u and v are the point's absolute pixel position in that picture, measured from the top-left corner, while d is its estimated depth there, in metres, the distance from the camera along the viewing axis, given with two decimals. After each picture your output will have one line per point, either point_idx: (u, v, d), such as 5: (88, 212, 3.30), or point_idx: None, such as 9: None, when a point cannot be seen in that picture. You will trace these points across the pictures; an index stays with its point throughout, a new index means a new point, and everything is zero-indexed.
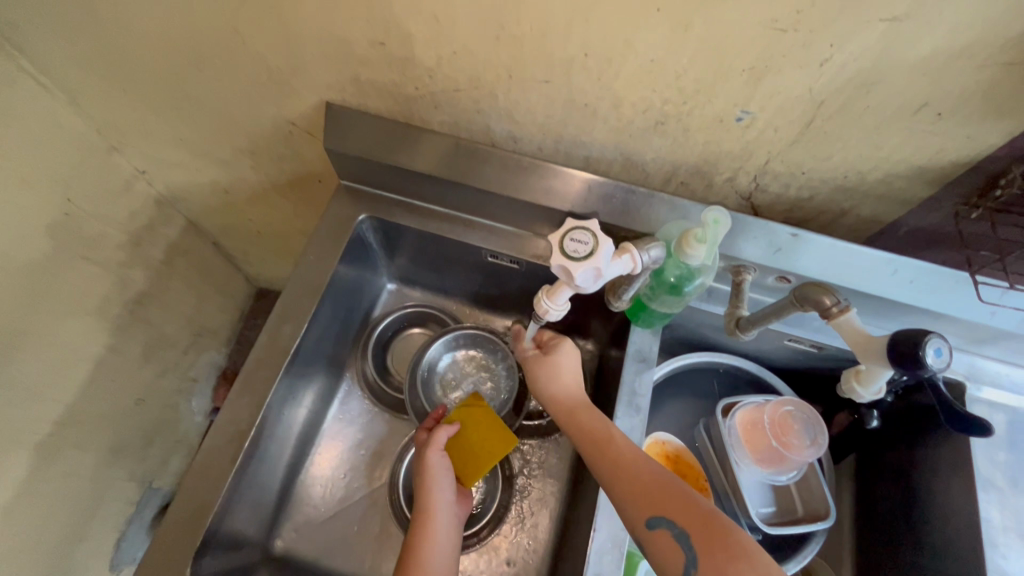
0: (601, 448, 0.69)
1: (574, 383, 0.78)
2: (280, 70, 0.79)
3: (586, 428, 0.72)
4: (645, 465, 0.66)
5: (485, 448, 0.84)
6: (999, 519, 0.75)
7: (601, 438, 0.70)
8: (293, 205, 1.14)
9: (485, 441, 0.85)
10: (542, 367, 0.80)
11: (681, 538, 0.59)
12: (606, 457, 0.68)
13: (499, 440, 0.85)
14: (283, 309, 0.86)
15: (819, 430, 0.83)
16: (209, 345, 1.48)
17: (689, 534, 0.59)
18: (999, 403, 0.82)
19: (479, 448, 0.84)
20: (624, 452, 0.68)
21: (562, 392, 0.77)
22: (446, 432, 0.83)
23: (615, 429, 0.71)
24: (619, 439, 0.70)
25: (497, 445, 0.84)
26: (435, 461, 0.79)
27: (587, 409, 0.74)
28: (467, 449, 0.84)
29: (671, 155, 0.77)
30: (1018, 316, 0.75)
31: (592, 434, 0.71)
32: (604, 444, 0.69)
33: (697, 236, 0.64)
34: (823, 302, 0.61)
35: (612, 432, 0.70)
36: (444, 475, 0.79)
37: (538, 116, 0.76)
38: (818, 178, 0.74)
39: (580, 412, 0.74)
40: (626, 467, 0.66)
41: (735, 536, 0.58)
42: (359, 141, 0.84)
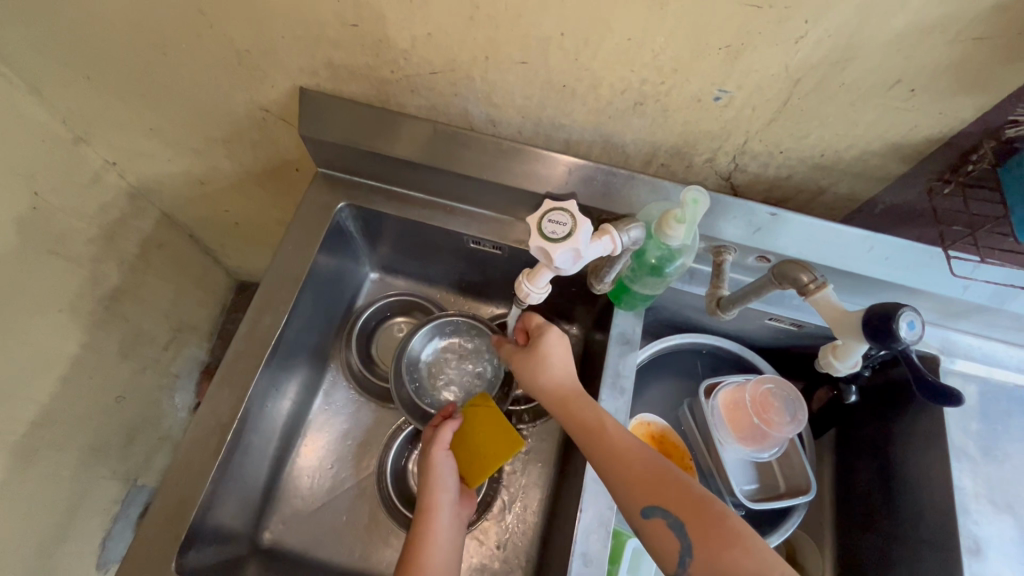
0: (593, 437, 0.69)
1: (564, 371, 0.76)
2: (250, 54, 0.77)
3: (577, 416, 0.71)
4: (639, 453, 0.66)
5: (492, 449, 0.82)
6: (972, 487, 0.77)
7: (592, 427, 0.70)
8: (271, 194, 1.12)
9: (493, 443, 0.83)
10: (531, 356, 0.79)
11: (675, 525, 0.61)
12: (599, 447, 0.68)
13: (506, 441, 0.82)
14: (263, 300, 0.85)
15: (799, 406, 0.85)
16: (191, 341, 1.45)
17: (684, 523, 0.61)
18: (972, 375, 0.84)
19: (485, 450, 0.82)
20: (616, 439, 0.68)
21: (550, 379, 0.76)
22: (450, 428, 0.83)
23: (606, 416, 0.71)
24: (611, 427, 0.70)
25: (504, 447, 0.82)
26: (439, 461, 0.80)
27: (578, 397, 0.73)
28: (472, 449, 0.83)
29: (650, 136, 0.76)
30: (988, 290, 0.77)
31: (584, 424, 0.70)
32: (596, 433, 0.69)
33: (676, 217, 0.64)
34: (801, 279, 0.61)
35: (604, 420, 0.70)
36: (448, 476, 0.80)
37: (516, 98, 0.75)
38: (795, 157, 0.75)
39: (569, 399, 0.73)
40: (621, 456, 0.66)
41: (731, 522, 0.60)
42: (334, 127, 0.83)
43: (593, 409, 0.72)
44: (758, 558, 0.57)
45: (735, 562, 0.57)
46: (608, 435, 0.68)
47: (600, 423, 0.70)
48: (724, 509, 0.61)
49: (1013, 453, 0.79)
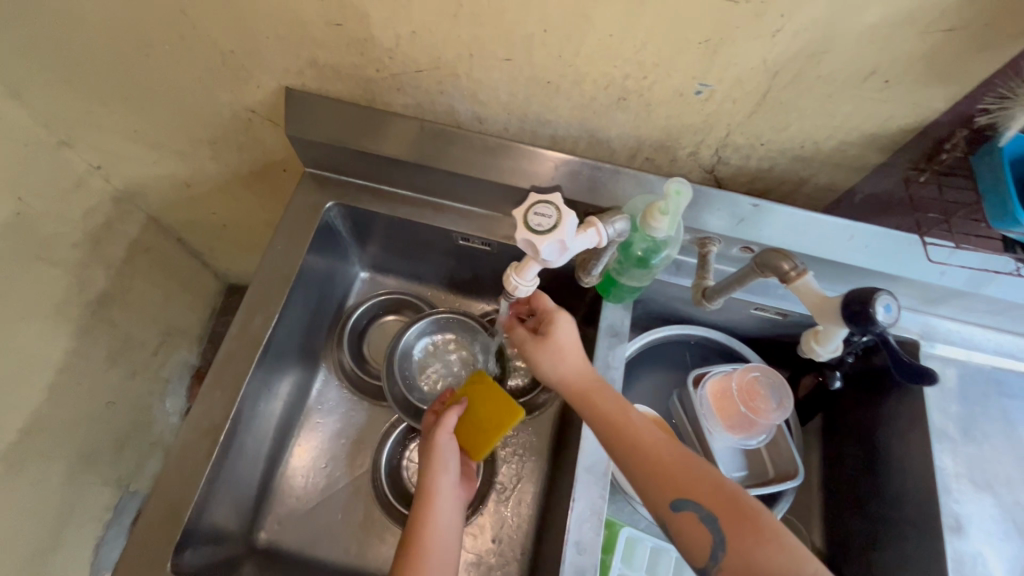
0: (619, 431, 0.69)
1: (580, 361, 0.76)
2: (235, 55, 0.77)
3: (600, 409, 0.71)
4: (667, 448, 0.67)
5: (494, 425, 0.83)
6: (953, 467, 0.79)
7: (617, 420, 0.69)
8: (258, 195, 1.12)
9: (494, 415, 0.84)
10: (546, 346, 0.77)
11: (707, 520, 0.61)
12: (626, 442, 0.68)
13: (505, 411, 0.83)
14: (253, 301, 0.85)
15: (785, 393, 0.86)
16: (181, 345, 1.44)
17: (716, 517, 0.61)
18: (952, 358, 0.86)
19: (487, 424, 0.83)
20: (642, 434, 0.68)
21: (571, 371, 0.75)
22: (454, 413, 0.82)
23: (630, 409, 0.71)
24: (636, 420, 0.69)
25: (505, 417, 0.83)
26: (443, 444, 0.79)
27: (599, 389, 0.73)
28: (475, 427, 0.84)
29: (635, 131, 0.77)
30: (965, 274, 0.79)
31: (607, 417, 0.70)
32: (623, 427, 0.69)
33: (660, 209, 0.65)
34: (782, 266, 0.62)
35: (628, 414, 0.70)
36: (450, 456, 0.79)
37: (502, 95, 0.76)
38: (776, 149, 0.76)
39: (591, 392, 0.72)
40: (648, 451, 0.66)
41: (765, 518, 0.60)
42: (321, 126, 0.83)
43: (617, 402, 0.71)
44: (793, 553, 0.57)
45: (769, 557, 0.57)
46: (634, 430, 0.68)
47: (625, 417, 0.70)
48: (756, 504, 0.62)
49: (992, 433, 0.82)
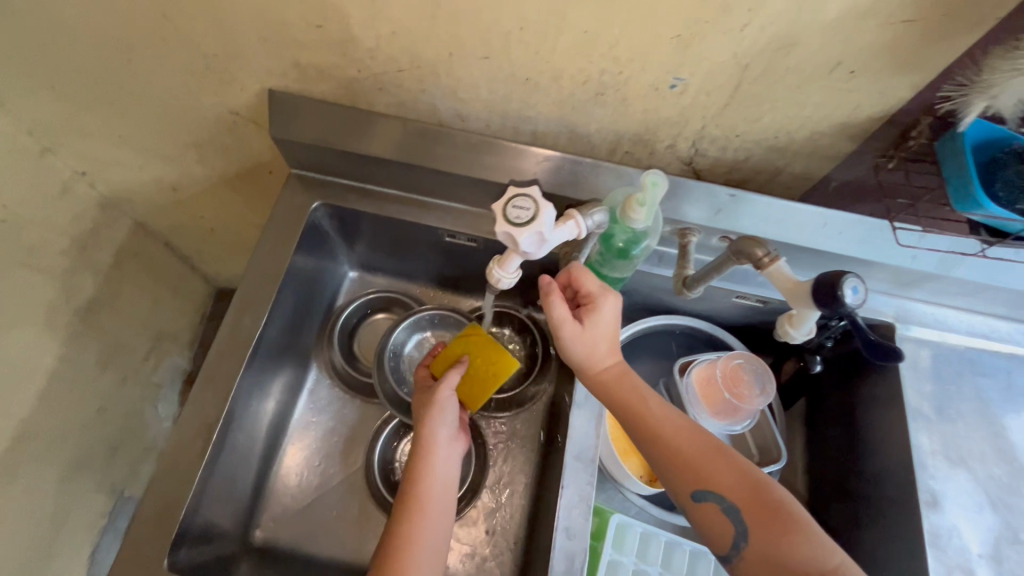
0: (648, 428, 0.70)
1: (608, 351, 0.74)
2: (217, 58, 0.78)
3: (628, 402, 0.71)
4: (694, 442, 0.69)
5: (493, 378, 0.83)
6: (928, 445, 0.82)
7: (644, 414, 0.70)
8: (245, 198, 1.12)
9: (493, 367, 0.83)
10: (583, 339, 0.73)
11: (729, 511, 0.64)
12: (654, 437, 0.69)
13: (501, 364, 0.83)
14: (242, 301, 0.86)
15: (767, 379, 0.89)
16: (171, 349, 1.45)
17: (738, 509, 0.64)
18: (925, 340, 0.89)
19: (486, 377, 0.84)
20: (669, 429, 0.70)
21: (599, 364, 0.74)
22: (457, 373, 0.82)
23: (652, 398, 0.72)
24: (664, 414, 0.70)
25: (502, 369, 0.83)
26: (444, 401, 0.80)
27: (623, 378, 0.73)
28: (475, 380, 0.84)
29: (613, 125, 0.79)
30: (935, 258, 0.82)
31: (628, 406, 0.71)
32: (650, 422, 0.70)
33: (638, 201, 0.67)
34: (755, 253, 0.65)
35: (651, 404, 0.71)
36: (449, 409, 0.81)
37: (482, 92, 0.77)
38: (751, 140, 0.79)
39: (619, 385, 0.72)
40: (674, 445, 0.68)
41: (788, 509, 0.63)
42: (305, 127, 0.84)
43: (645, 396, 0.72)
44: (816, 543, 0.59)
45: (791, 547, 0.60)
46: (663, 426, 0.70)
47: (651, 412, 0.71)
48: (779, 495, 0.64)
49: (965, 411, 0.85)
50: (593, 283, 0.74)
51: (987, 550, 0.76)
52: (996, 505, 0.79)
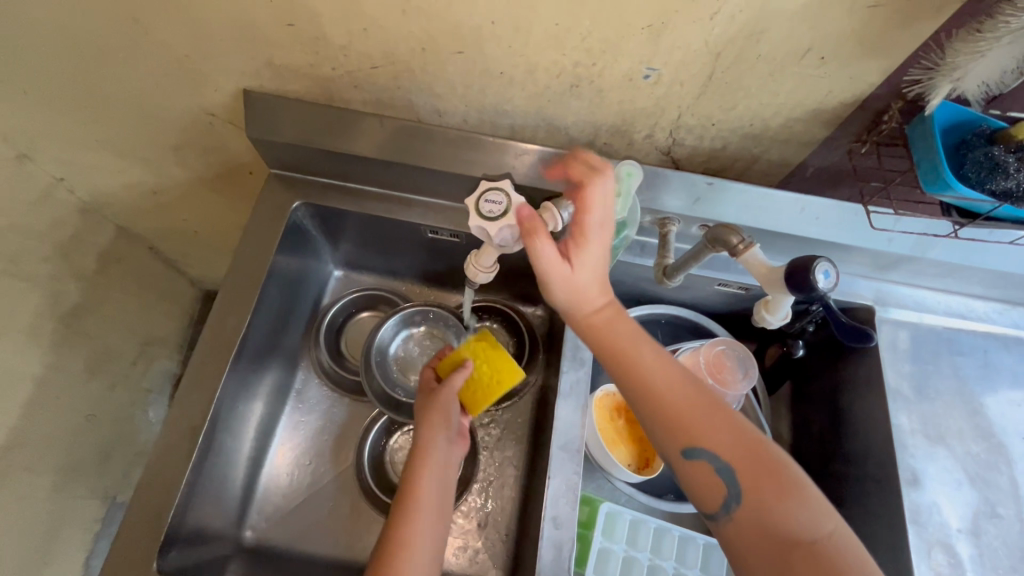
0: (639, 378, 0.62)
1: (598, 293, 0.65)
2: (190, 59, 0.77)
3: (619, 347, 0.64)
4: (687, 393, 0.62)
5: (498, 385, 0.82)
6: (908, 424, 0.83)
7: (633, 361, 0.63)
8: (228, 199, 1.12)
9: (497, 374, 0.83)
10: (569, 281, 0.64)
11: (722, 470, 0.58)
12: (643, 387, 0.62)
13: (506, 372, 0.82)
14: (225, 303, 0.86)
15: (750, 363, 0.90)
16: (161, 354, 1.44)
17: (733, 468, 0.58)
18: (904, 322, 0.90)
19: (490, 382, 0.83)
20: (663, 379, 0.62)
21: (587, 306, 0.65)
22: (461, 376, 0.82)
23: (643, 346, 0.64)
24: (657, 363, 0.63)
25: (506, 378, 0.82)
26: (446, 403, 0.82)
27: (613, 323, 0.65)
28: (480, 387, 0.84)
29: (590, 117, 0.80)
30: (911, 240, 0.83)
31: (616, 352, 0.64)
32: (641, 371, 0.63)
33: (612, 191, 0.67)
34: (730, 240, 0.65)
35: (641, 351, 0.64)
36: (451, 411, 0.82)
37: (458, 87, 0.77)
38: (727, 128, 0.79)
39: (607, 331, 0.65)
40: (666, 396, 0.61)
41: (784, 471, 0.57)
42: (283, 126, 0.84)
43: (637, 343, 0.64)
44: (811, 508, 0.55)
45: (788, 512, 0.54)
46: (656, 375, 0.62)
47: (642, 360, 0.63)
48: (776, 455, 0.59)
49: (944, 390, 0.86)
50: (598, 201, 0.64)
51: (967, 525, 0.77)
52: (975, 481, 0.80)
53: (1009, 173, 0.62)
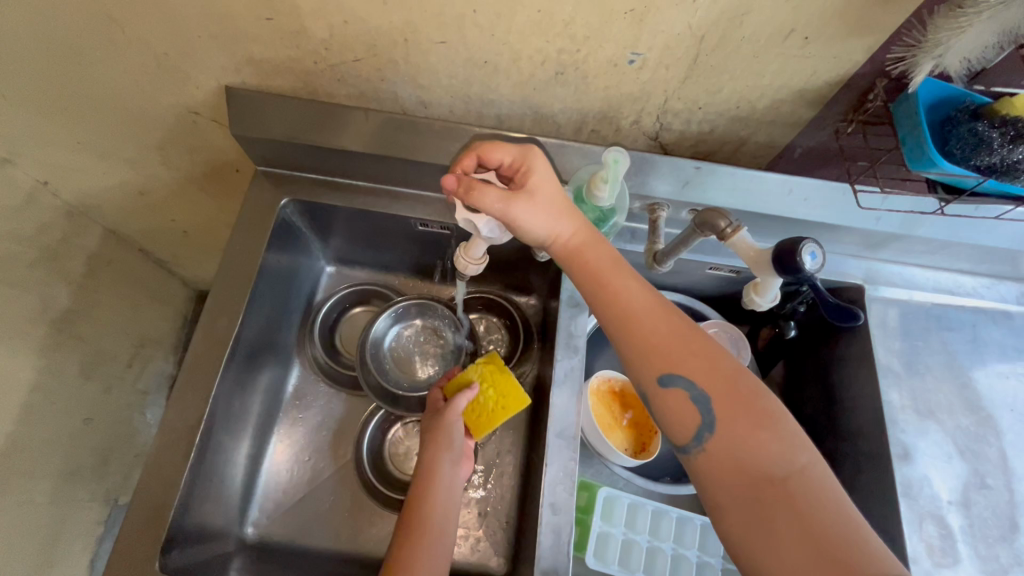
0: (622, 308, 0.61)
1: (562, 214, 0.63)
2: (169, 57, 0.76)
3: (597, 275, 0.63)
4: (669, 324, 0.61)
5: (500, 409, 0.83)
6: (899, 400, 0.85)
7: (614, 290, 0.62)
8: (215, 197, 1.11)
9: (502, 399, 0.84)
10: (535, 212, 0.61)
11: (698, 400, 0.58)
12: (625, 316, 0.61)
13: (512, 398, 0.83)
14: (217, 303, 0.86)
15: (742, 343, 0.92)
16: (155, 355, 1.43)
17: (709, 398, 0.57)
18: (894, 299, 0.91)
19: (495, 407, 0.84)
20: (647, 311, 0.61)
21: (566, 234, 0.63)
22: (464, 397, 0.84)
23: (621, 273, 0.63)
24: (638, 291, 0.62)
25: (511, 404, 0.83)
26: (451, 425, 0.83)
27: (588, 248, 0.63)
28: (484, 410, 0.85)
29: (576, 105, 0.79)
30: (899, 218, 0.83)
31: (596, 278, 0.63)
32: (624, 303, 0.62)
33: (603, 178, 0.67)
34: (719, 224, 0.66)
35: (621, 277, 0.63)
36: (456, 437, 0.83)
37: (443, 78, 0.77)
38: (714, 112, 0.79)
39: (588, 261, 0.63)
40: (647, 326, 0.61)
41: (762, 404, 0.57)
42: (266, 123, 0.83)
43: (619, 272, 0.63)
44: (785, 442, 0.55)
45: (761, 443, 0.55)
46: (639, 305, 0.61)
47: (624, 289, 0.62)
48: (753, 387, 0.59)
49: (933, 365, 0.88)
50: (510, 150, 0.64)
51: (956, 496, 0.80)
52: (964, 453, 0.82)
53: (993, 149, 0.62)
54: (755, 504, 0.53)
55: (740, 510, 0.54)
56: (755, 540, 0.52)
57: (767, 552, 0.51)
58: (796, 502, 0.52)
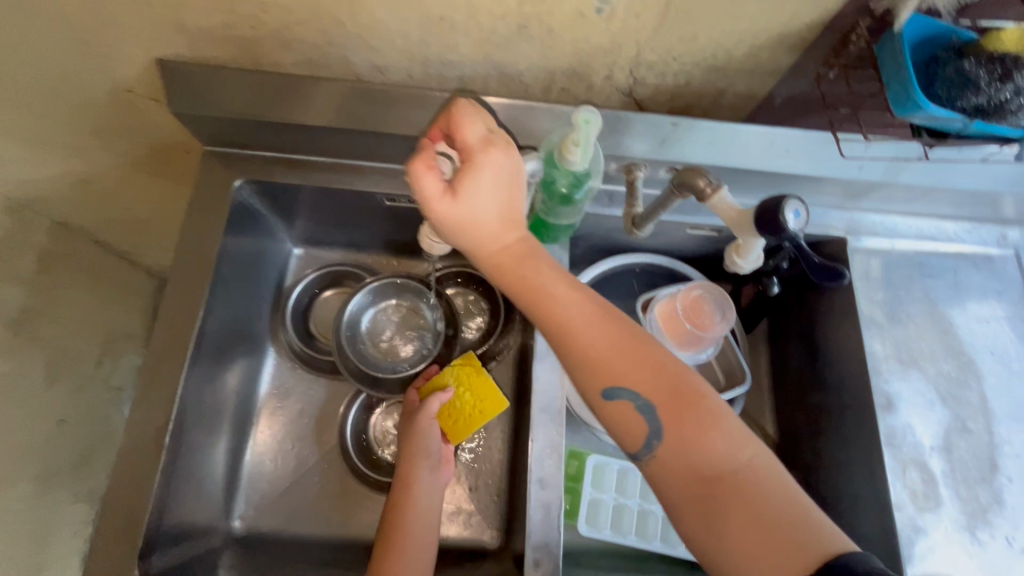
0: (557, 324, 0.60)
1: (496, 224, 0.59)
2: (91, 30, 0.69)
3: (531, 287, 0.61)
4: (607, 335, 0.60)
5: (478, 411, 0.86)
6: (882, 350, 0.84)
7: (545, 304, 0.60)
8: (168, 182, 1.04)
9: (479, 402, 0.87)
10: (459, 213, 0.58)
11: (644, 409, 0.58)
12: (560, 328, 0.60)
13: (489, 400, 0.86)
14: (174, 296, 0.81)
15: (728, 305, 0.88)
16: (128, 348, 1.36)
17: (654, 405, 0.57)
18: (876, 250, 0.90)
19: (472, 409, 0.87)
20: (585, 324, 0.60)
21: (494, 241, 0.60)
22: (437, 400, 0.86)
23: (556, 283, 0.61)
24: (571, 301, 0.60)
25: (489, 407, 0.86)
26: (426, 431, 0.84)
27: (523, 260, 0.61)
28: (461, 412, 0.87)
29: (544, 61, 0.74)
30: (883, 165, 0.80)
31: (531, 291, 0.61)
32: (557, 317, 0.60)
33: (573, 142, 0.63)
34: (698, 184, 0.64)
35: (555, 289, 0.61)
36: (432, 442, 0.84)
37: (396, 39, 0.71)
38: (690, 62, 0.74)
39: (521, 273, 0.61)
40: (583, 339, 0.59)
41: (707, 404, 0.58)
42: (209, 99, 0.76)
43: (551, 286, 0.61)
44: (732, 440, 0.55)
45: (707, 446, 0.55)
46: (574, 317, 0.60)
47: (555, 305, 0.60)
48: (700, 387, 0.59)
49: (915, 314, 0.87)
50: (477, 132, 0.59)
51: (938, 442, 0.80)
52: (947, 400, 0.82)
53: (979, 88, 0.59)
54: (706, 502, 0.53)
55: (691, 511, 0.54)
56: (706, 539, 0.53)
57: (722, 547, 0.52)
58: (747, 500, 0.52)
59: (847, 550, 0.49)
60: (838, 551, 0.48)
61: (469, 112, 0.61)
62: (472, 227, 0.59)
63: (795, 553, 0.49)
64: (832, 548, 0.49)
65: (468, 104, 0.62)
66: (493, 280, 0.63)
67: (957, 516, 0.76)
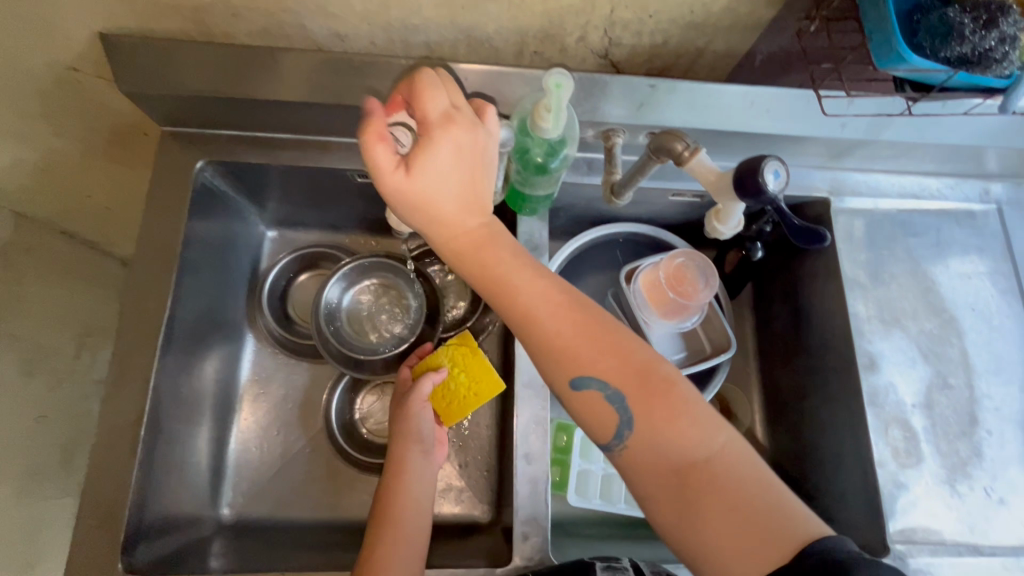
0: (517, 312, 0.59)
1: (452, 209, 0.56)
2: (25, 5, 0.64)
3: (491, 276, 0.58)
4: (573, 324, 0.58)
5: (473, 394, 0.80)
6: (864, 310, 0.84)
7: (508, 293, 0.58)
8: (130, 167, 1.00)
9: (475, 385, 0.80)
10: (412, 196, 0.55)
11: (614, 398, 0.57)
12: (523, 317, 0.58)
13: (486, 382, 0.80)
14: (140, 286, 0.78)
15: (711, 272, 0.87)
16: (105, 342, 1.30)
17: (622, 394, 0.57)
18: (860, 210, 0.89)
19: (467, 393, 0.81)
20: (546, 314, 0.58)
21: (451, 220, 0.57)
22: (429, 381, 0.81)
23: (516, 272, 0.59)
24: (533, 291, 0.58)
25: (484, 390, 0.80)
26: (418, 414, 0.80)
27: (485, 247, 0.58)
28: (456, 395, 0.81)
29: (513, 23, 0.70)
30: (866, 122, 0.79)
31: (491, 280, 0.59)
32: (518, 306, 0.59)
33: (545, 108, 0.60)
34: (676, 147, 0.62)
35: (516, 279, 0.58)
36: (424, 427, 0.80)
37: (355, 3, 0.67)
38: (666, 19, 0.71)
39: (478, 258, 0.58)
40: (547, 327, 0.58)
41: (678, 389, 0.58)
42: (161, 75, 0.72)
43: (512, 272, 0.59)
44: (704, 428, 0.56)
45: (678, 436, 0.56)
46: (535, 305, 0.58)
47: (517, 292, 0.58)
48: (669, 373, 0.59)
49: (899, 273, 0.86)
50: (440, 108, 0.55)
51: (920, 399, 0.80)
52: (928, 357, 0.83)
53: (964, 37, 0.56)
54: (682, 491, 0.54)
55: (664, 498, 0.55)
56: (680, 525, 0.54)
57: (699, 537, 0.53)
58: (719, 488, 0.54)
59: (821, 534, 0.51)
60: (810, 537, 0.50)
61: (433, 83, 0.56)
62: (428, 207, 0.56)
63: (764, 541, 0.51)
64: (807, 535, 0.51)
65: (434, 72, 0.57)
66: (451, 263, 0.60)
67: (936, 471, 0.77)
